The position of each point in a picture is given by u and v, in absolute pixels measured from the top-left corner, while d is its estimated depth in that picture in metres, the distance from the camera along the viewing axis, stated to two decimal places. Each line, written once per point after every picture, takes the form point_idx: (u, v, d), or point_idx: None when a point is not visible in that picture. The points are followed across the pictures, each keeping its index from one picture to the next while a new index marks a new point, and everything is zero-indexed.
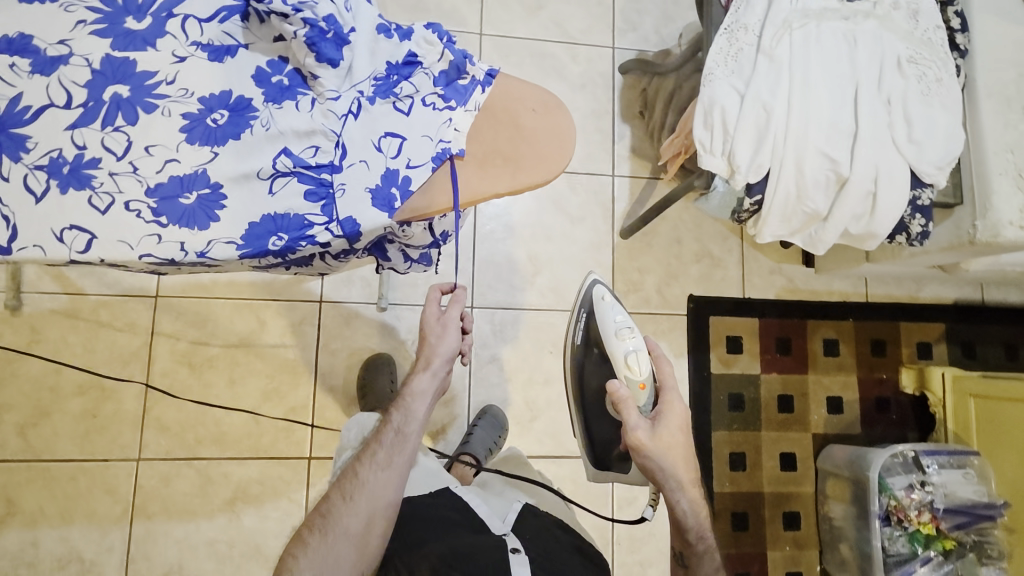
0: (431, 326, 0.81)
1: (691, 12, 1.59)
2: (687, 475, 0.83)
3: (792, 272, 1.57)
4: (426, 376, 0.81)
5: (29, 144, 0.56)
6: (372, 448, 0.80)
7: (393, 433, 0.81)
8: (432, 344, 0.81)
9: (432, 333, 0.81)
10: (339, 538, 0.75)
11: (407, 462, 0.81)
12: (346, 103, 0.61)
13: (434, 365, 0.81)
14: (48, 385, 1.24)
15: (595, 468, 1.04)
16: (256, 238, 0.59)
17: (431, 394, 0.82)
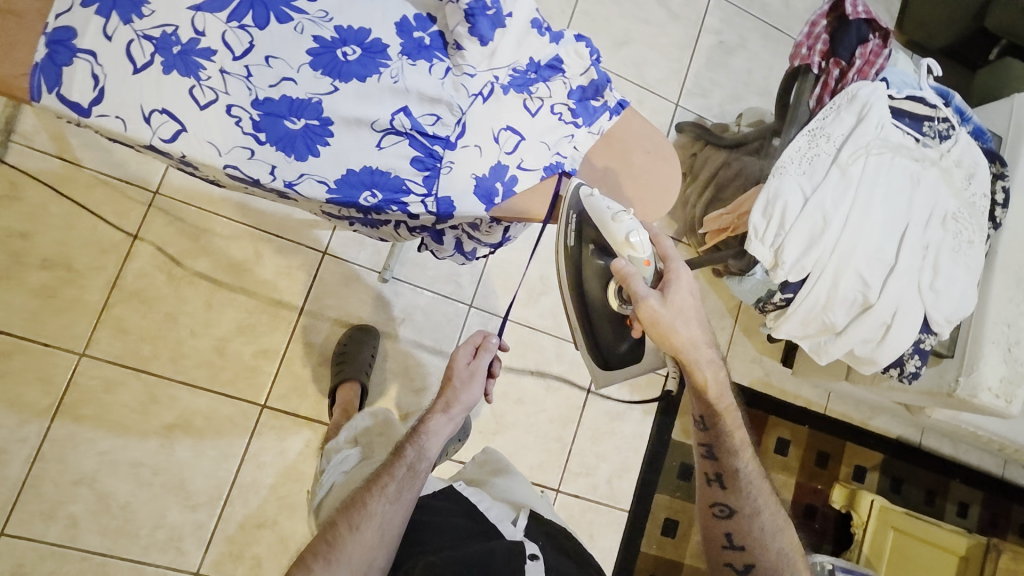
0: (462, 372, 0.86)
1: (755, 99, 1.65)
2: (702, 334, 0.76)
3: (770, 367, 1.63)
4: (444, 418, 0.84)
5: (145, 10, 0.50)
6: (382, 480, 0.79)
7: (405, 467, 0.81)
8: (459, 391, 0.86)
9: (460, 379, 0.86)
10: (343, 568, 0.73)
11: (415, 500, 0.80)
12: (480, 84, 0.59)
13: (455, 410, 0.85)
14: (9, 248, 1.13)
15: (607, 368, 0.80)
16: (349, 186, 0.57)
17: (444, 436, 0.85)
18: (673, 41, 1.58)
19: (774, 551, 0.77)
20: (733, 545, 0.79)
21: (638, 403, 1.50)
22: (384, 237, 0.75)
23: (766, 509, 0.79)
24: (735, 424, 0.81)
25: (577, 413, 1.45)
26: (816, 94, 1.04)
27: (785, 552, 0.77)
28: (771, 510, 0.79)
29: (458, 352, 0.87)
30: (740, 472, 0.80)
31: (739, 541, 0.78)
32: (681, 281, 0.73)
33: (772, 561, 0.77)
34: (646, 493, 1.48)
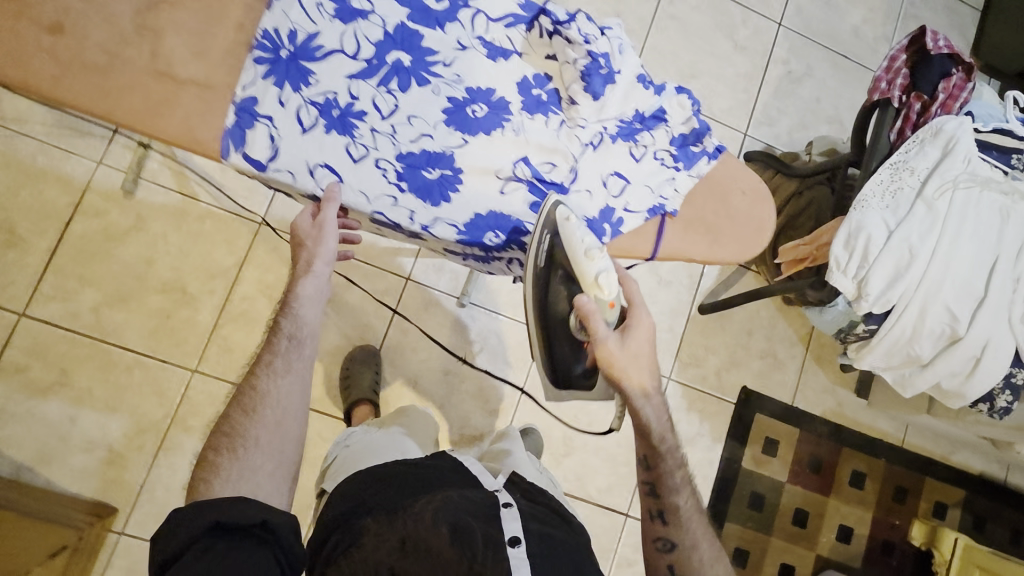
0: (307, 229, 0.80)
1: (824, 127, 1.66)
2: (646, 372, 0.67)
3: (843, 397, 1.60)
4: (310, 278, 0.81)
5: (312, 79, 0.60)
6: (266, 358, 0.79)
7: (287, 339, 0.80)
8: (314, 245, 0.80)
9: (311, 236, 0.80)
10: (256, 450, 0.74)
11: (309, 367, 0.81)
12: (590, 134, 0.65)
13: (316, 265, 0.81)
14: (136, 273, 1.26)
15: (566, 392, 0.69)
16: (476, 228, 0.63)
17: (317, 299, 0.82)
18: (739, 72, 1.62)
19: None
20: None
21: (707, 429, 1.52)
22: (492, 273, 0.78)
23: (704, 542, 0.81)
24: (675, 464, 0.83)
25: None
26: (899, 128, 1.05)
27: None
28: (710, 541, 0.81)
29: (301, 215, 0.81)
30: (679, 508, 0.82)
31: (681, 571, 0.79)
32: (641, 326, 0.67)
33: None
34: (716, 522, 1.48)
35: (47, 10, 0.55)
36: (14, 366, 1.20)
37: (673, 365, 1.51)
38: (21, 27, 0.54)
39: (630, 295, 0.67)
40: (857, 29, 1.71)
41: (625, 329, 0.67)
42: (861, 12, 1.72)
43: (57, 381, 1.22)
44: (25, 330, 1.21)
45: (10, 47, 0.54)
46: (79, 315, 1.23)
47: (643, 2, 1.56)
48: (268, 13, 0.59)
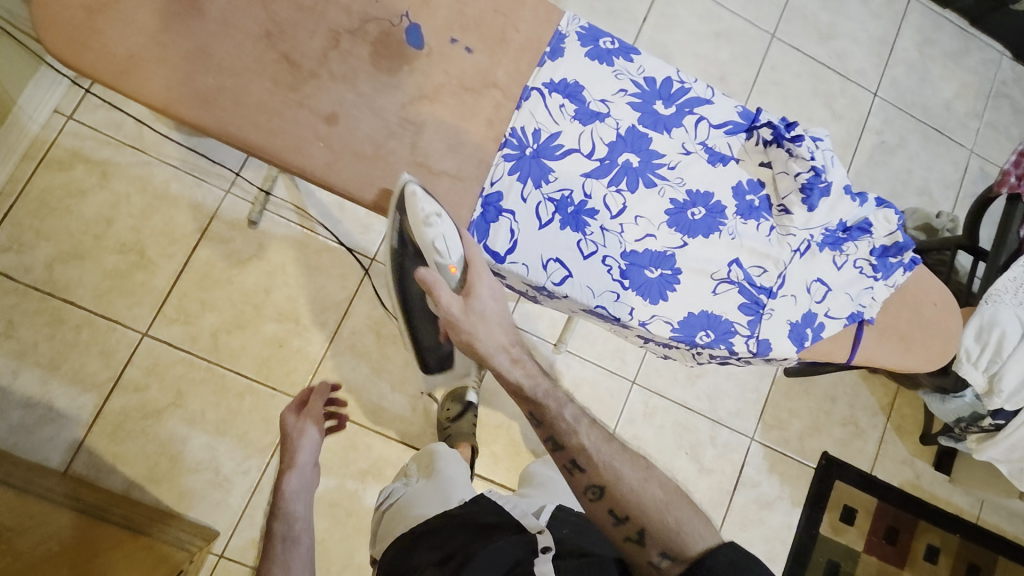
0: (292, 429, 0.95)
1: (916, 197, 1.67)
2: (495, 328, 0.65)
3: (920, 469, 1.60)
4: (295, 471, 0.90)
5: (551, 177, 0.63)
6: (264, 566, 0.78)
7: (282, 541, 0.82)
8: (296, 444, 0.92)
9: (289, 436, 0.94)
10: None
11: (309, 557, 0.81)
12: (800, 241, 0.68)
13: (297, 459, 0.91)
14: (254, 301, 1.29)
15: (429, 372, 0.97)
16: (689, 326, 0.64)
17: (307, 484, 0.91)
18: (836, 139, 1.64)
19: (651, 498, 0.66)
20: (618, 517, 0.66)
21: (787, 493, 1.51)
22: (670, 358, 0.78)
23: (625, 467, 0.68)
24: (560, 402, 0.71)
25: (728, 497, 1.47)
26: None
27: (661, 493, 0.67)
28: (629, 463, 0.69)
29: (285, 417, 0.97)
30: (588, 448, 0.69)
31: (621, 509, 0.66)
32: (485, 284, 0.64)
33: (658, 517, 0.65)
34: None
35: (324, 102, 0.62)
36: (134, 385, 1.23)
37: (758, 427, 1.51)
38: (302, 117, 0.61)
39: (473, 253, 0.62)
40: (951, 103, 1.72)
41: (469, 290, 0.63)
42: (956, 87, 1.73)
43: (170, 402, 1.24)
44: (146, 350, 1.24)
45: (295, 136, 0.61)
46: (197, 338, 1.26)
47: (746, 67, 1.60)
48: (517, 112, 0.64)
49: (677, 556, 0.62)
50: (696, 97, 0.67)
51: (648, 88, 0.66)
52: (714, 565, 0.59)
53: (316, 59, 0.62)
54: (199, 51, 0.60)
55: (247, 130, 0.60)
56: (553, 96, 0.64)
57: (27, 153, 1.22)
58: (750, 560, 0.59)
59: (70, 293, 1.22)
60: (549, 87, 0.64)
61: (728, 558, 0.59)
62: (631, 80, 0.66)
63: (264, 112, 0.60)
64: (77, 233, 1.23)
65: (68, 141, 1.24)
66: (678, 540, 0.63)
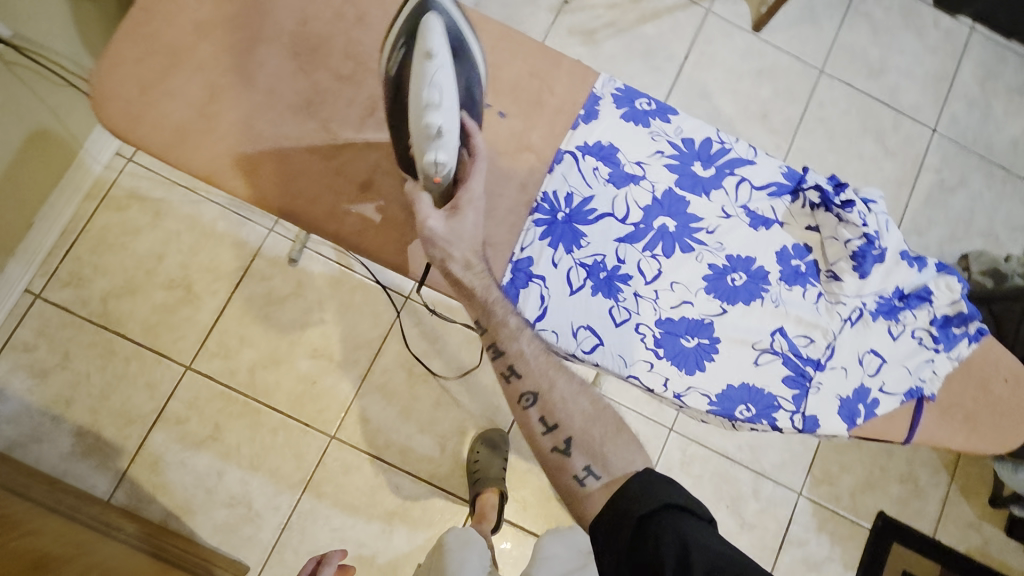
0: None
1: (980, 239, 1.56)
2: (474, 251, 0.59)
3: (989, 535, 1.46)
4: None
5: (583, 242, 0.62)
6: None
7: None
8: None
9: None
10: None
11: None
12: (850, 310, 0.63)
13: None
14: (290, 337, 1.32)
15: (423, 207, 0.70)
16: (728, 400, 0.61)
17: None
18: (890, 177, 1.56)
19: (579, 410, 0.70)
20: (548, 426, 0.69)
21: (837, 554, 1.41)
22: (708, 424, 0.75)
23: (560, 380, 0.71)
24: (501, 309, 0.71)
25: (771, 556, 1.39)
26: None
27: (590, 407, 0.70)
28: (566, 376, 0.71)
29: None
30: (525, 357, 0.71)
31: (551, 418, 0.69)
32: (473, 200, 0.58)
33: (586, 430, 0.70)
34: None
35: (360, 169, 0.66)
36: (175, 417, 1.26)
37: (805, 481, 1.42)
38: (340, 185, 0.66)
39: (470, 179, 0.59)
40: (1018, 139, 1.61)
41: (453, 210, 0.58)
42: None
43: (208, 435, 1.27)
44: (188, 383, 1.28)
45: (331, 203, 0.65)
46: (236, 372, 1.29)
47: (790, 104, 1.56)
48: (550, 175, 0.63)
49: (598, 470, 0.67)
50: (737, 157, 0.64)
51: (686, 149, 0.64)
52: (635, 486, 0.64)
53: (353, 128, 0.67)
54: (245, 124, 0.65)
55: (289, 198, 0.64)
56: (586, 159, 0.63)
57: (90, 193, 1.29)
58: (666, 478, 0.64)
59: (120, 326, 1.27)
60: (583, 150, 0.63)
61: (647, 481, 0.64)
62: (667, 141, 0.64)
63: (305, 180, 0.65)
64: (129, 269, 1.29)
65: (126, 181, 1.31)
66: (598, 454, 0.68)
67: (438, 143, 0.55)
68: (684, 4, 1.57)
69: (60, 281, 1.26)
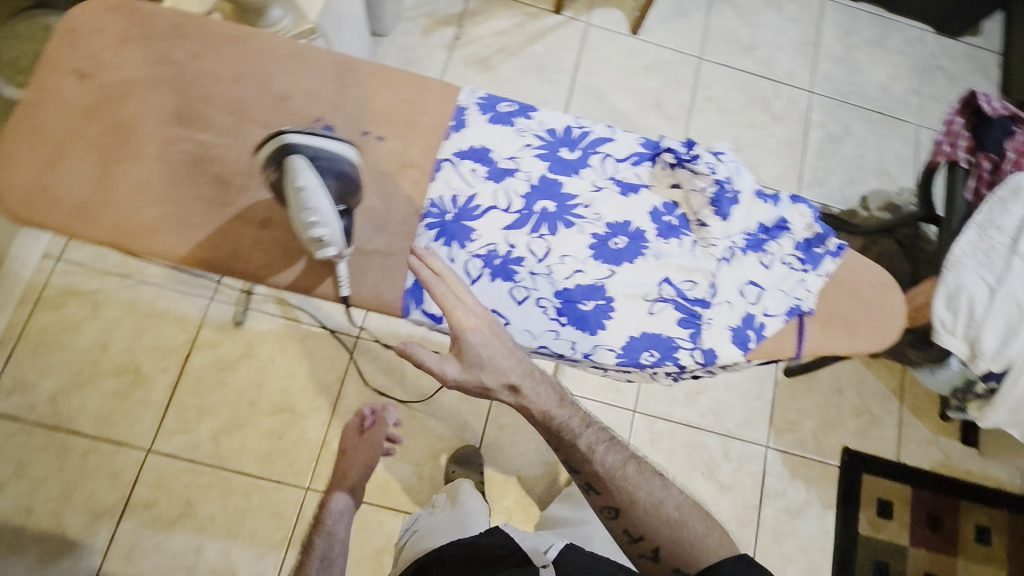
0: (350, 443, 1.13)
1: (874, 178, 1.70)
2: (500, 375, 0.64)
3: (948, 447, 1.54)
4: (343, 494, 1.11)
5: (474, 236, 0.68)
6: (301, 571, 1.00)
7: (319, 559, 1.02)
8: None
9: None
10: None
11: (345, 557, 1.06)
12: (723, 250, 0.71)
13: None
14: (249, 398, 1.33)
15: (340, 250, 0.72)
16: (633, 350, 0.67)
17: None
18: (782, 139, 1.70)
19: (665, 519, 0.75)
20: (634, 536, 0.75)
21: (816, 497, 1.47)
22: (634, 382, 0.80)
23: (641, 491, 0.76)
24: (579, 428, 0.76)
25: (754, 512, 1.44)
26: (974, 187, 1.12)
27: (675, 512, 0.75)
28: (647, 486, 0.77)
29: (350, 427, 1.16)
30: (604, 471, 0.76)
31: (635, 529, 0.75)
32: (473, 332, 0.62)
33: (668, 535, 0.74)
34: None
35: (257, 209, 0.71)
36: (144, 502, 1.25)
37: (769, 433, 1.49)
38: (239, 228, 0.70)
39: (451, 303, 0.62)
40: (885, 85, 1.78)
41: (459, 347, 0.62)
42: (886, 70, 1.79)
43: (181, 512, 1.26)
44: (151, 465, 1.27)
45: (235, 245, 0.70)
46: (199, 444, 1.29)
47: (680, 91, 1.69)
48: (433, 183, 0.70)
49: (689, 571, 0.73)
50: (598, 137, 0.74)
51: (550, 139, 0.73)
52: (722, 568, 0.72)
53: (244, 174, 0.71)
54: (142, 189, 0.70)
55: (195, 249, 0.69)
56: (463, 162, 0.70)
57: (23, 297, 1.30)
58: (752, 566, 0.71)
59: (73, 423, 1.27)
60: (459, 155, 0.70)
61: (735, 563, 0.72)
62: (533, 135, 0.73)
63: (206, 229, 0.69)
64: (74, 364, 1.29)
65: (58, 280, 1.32)
66: (688, 555, 0.74)
67: (320, 230, 0.62)
68: (565, 20, 1.70)
69: (4, 390, 1.26)
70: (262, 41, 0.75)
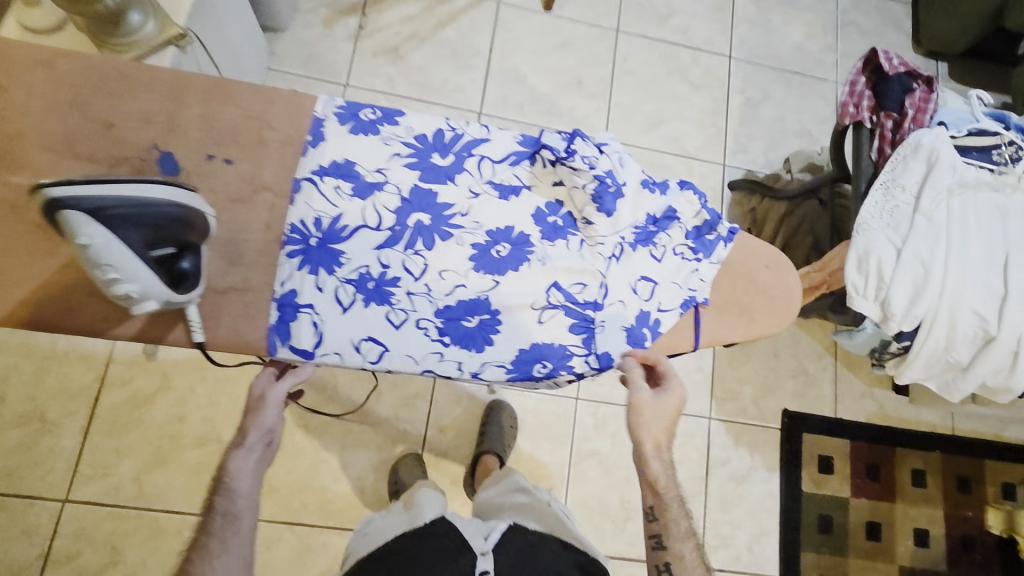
0: (253, 400, 0.71)
1: (796, 140, 1.71)
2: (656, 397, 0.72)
3: (882, 398, 1.59)
4: (243, 452, 0.71)
5: (343, 259, 0.66)
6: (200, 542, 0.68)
7: (223, 515, 0.70)
8: (251, 417, 0.71)
9: (252, 407, 0.71)
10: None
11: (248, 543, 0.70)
12: (611, 247, 0.70)
13: (251, 437, 0.71)
14: (170, 433, 1.26)
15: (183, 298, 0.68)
16: (524, 363, 0.67)
17: (255, 472, 0.71)
18: (704, 109, 1.68)
19: None
20: None
21: (759, 462, 1.50)
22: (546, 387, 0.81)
23: None
24: (679, 511, 0.80)
25: (701, 484, 1.46)
26: (877, 146, 1.10)
27: None
28: None
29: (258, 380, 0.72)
30: (684, 558, 0.78)
31: None
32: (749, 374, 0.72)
33: None
34: (791, 555, 1.45)
35: None
36: (66, 555, 1.18)
37: (711, 405, 1.50)
38: (72, 277, 0.66)
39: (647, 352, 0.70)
40: (801, 44, 1.78)
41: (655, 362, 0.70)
42: (802, 29, 1.79)
43: (108, 561, 1.19)
44: (70, 516, 1.19)
45: (66, 295, 0.66)
46: (120, 487, 1.22)
47: (598, 67, 1.65)
48: (292, 207, 0.66)
49: None
50: (471, 138, 0.72)
51: (421, 145, 0.71)
52: None
53: None
54: None
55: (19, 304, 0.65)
56: (324, 180, 0.67)
57: None
58: None
59: None
60: (318, 173, 0.67)
61: None
62: (401, 142, 0.70)
63: (31, 280, 0.65)
64: None
65: None
66: None
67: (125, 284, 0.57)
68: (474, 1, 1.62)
69: None
70: (77, 62, 0.69)
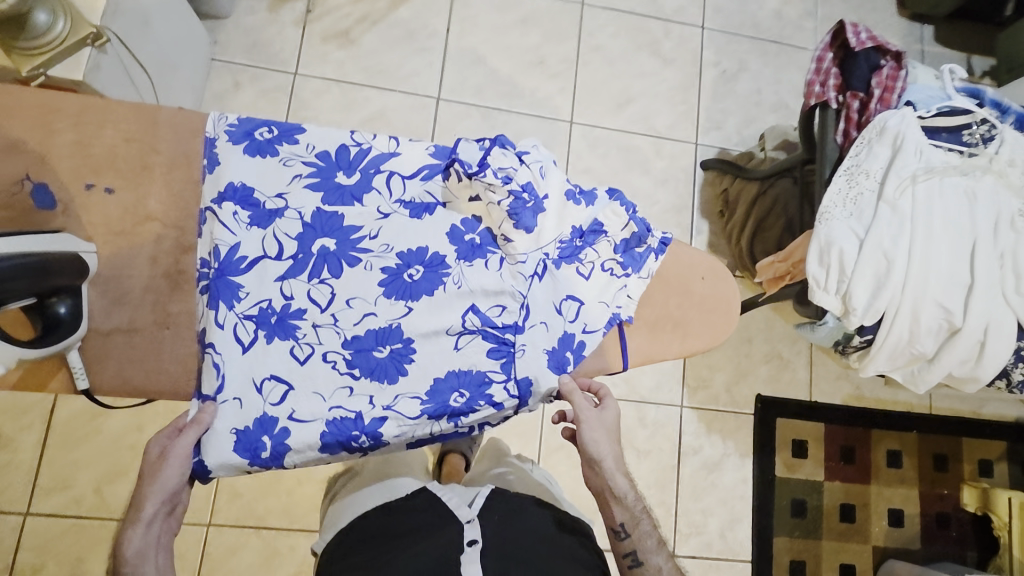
0: (149, 460, 0.69)
1: (772, 115, 1.63)
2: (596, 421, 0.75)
3: (859, 379, 1.56)
4: (140, 527, 0.67)
5: (242, 293, 0.71)
6: None
7: None
8: (147, 484, 0.68)
9: (148, 472, 0.68)
10: None
11: None
12: (532, 265, 0.74)
13: (148, 510, 0.67)
14: (128, 443, 1.24)
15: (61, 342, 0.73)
16: (439, 393, 0.72)
17: (161, 546, 0.68)
18: (674, 85, 1.60)
19: None
20: None
21: (732, 448, 1.48)
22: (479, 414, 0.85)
23: None
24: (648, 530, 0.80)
25: (672, 473, 1.45)
26: (843, 129, 1.04)
27: None
28: None
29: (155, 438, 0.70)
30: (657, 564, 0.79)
31: None
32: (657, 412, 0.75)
33: None
34: (763, 539, 1.45)
35: None
36: (30, 568, 1.18)
37: (683, 393, 1.48)
38: None
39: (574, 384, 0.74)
40: (779, 11, 1.68)
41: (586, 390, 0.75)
42: None
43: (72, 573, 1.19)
44: (31, 529, 1.19)
45: None
46: (81, 499, 1.21)
47: (562, 44, 1.57)
48: (202, 240, 0.74)
49: None
50: (378, 154, 0.75)
51: (323, 164, 0.75)
52: None
53: None
54: None
55: None
56: (224, 207, 0.71)
57: None
58: None
59: None
60: (219, 200, 0.72)
61: None
62: (302, 163, 0.74)
63: None
64: None
65: None
66: None
67: None
68: None
69: None
70: None
